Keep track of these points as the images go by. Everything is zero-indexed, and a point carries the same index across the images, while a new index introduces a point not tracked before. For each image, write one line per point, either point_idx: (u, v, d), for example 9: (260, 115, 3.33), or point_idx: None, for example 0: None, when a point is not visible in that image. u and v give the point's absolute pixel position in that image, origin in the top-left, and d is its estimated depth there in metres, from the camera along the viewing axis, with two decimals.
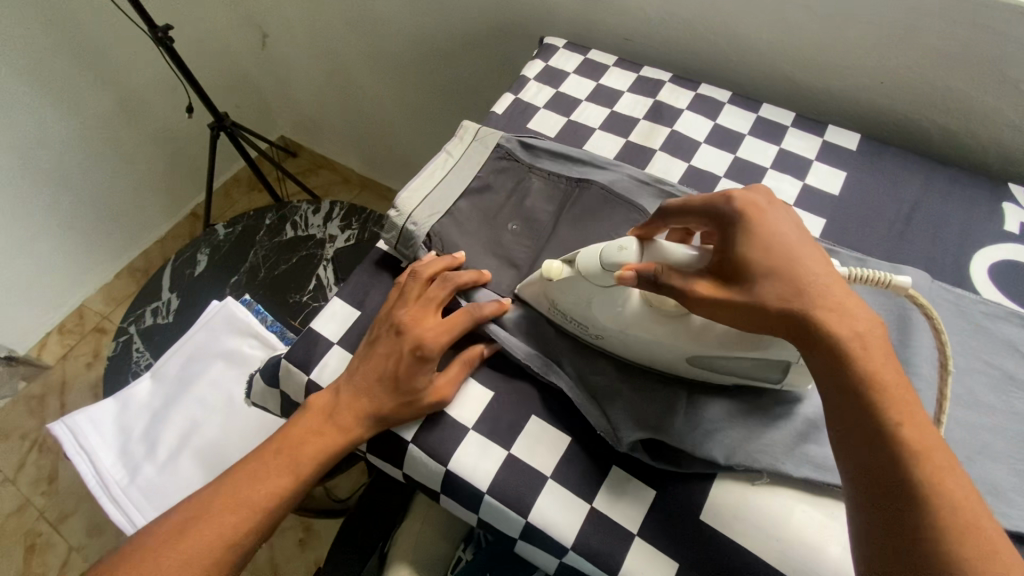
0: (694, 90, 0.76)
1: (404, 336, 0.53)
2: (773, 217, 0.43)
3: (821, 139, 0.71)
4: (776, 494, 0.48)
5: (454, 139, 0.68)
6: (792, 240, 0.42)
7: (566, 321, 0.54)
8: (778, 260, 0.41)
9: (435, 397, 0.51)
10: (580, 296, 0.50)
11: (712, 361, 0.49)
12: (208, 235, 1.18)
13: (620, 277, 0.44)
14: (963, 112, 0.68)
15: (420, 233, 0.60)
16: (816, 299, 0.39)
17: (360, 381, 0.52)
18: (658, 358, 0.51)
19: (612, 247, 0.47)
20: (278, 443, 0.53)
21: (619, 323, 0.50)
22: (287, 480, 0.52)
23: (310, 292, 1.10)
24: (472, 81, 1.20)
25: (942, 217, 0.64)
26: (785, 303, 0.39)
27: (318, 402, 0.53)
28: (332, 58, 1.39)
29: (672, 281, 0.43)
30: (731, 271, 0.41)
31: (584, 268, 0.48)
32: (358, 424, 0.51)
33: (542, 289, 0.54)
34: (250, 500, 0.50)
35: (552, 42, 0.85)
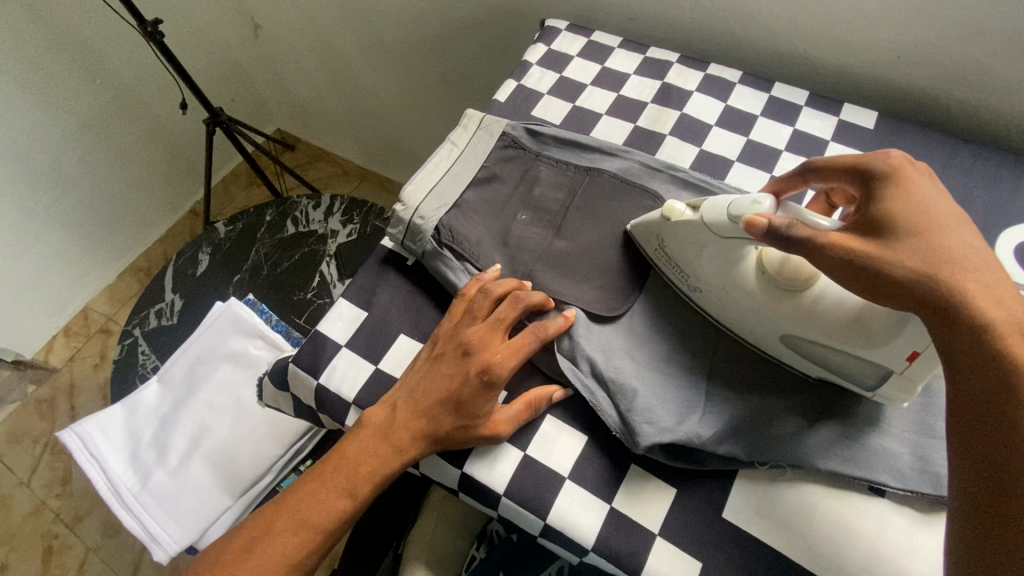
0: (703, 71, 0.74)
1: (472, 358, 0.50)
2: (928, 188, 0.41)
3: (836, 118, 0.68)
4: (801, 489, 0.47)
5: (457, 128, 0.66)
6: (948, 213, 0.40)
7: (667, 265, 0.54)
8: (927, 225, 0.39)
9: (491, 428, 0.49)
10: (694, 244, 0.51)
11: (803, 346, 0.48)
12: (209, 234, 1.16)
13: (749, 221, 0.44)
14: (985, 85, 0.66)
15: (428, 226, 0.58)
16: (969, 276, 0.37)
17: (421, 400, 0.49)
18: (756, 332, 0.50)
19: (745, 198, 0.46)
20: (332, 461, 0.50)
21: (724, 279, 0.50)
22: (343, 502, 0.49)
23: (314, 288, 1.08)
24: (471, 67, 1.17)
25: (965, 197, 0.61)
26: (930, 269, 0.37)
27: (373, 420, 0.50)
28: (328, 47, 1.35)
29: (799, 233, 0.42)
30: (875, 230, 0.40)
31: (709, 218, 0.48)
32: (415, 446, 0.49)
33: (656, 230, 0.54)
34: (310, 522, 0.48)
35: (554, 24, 0.82)
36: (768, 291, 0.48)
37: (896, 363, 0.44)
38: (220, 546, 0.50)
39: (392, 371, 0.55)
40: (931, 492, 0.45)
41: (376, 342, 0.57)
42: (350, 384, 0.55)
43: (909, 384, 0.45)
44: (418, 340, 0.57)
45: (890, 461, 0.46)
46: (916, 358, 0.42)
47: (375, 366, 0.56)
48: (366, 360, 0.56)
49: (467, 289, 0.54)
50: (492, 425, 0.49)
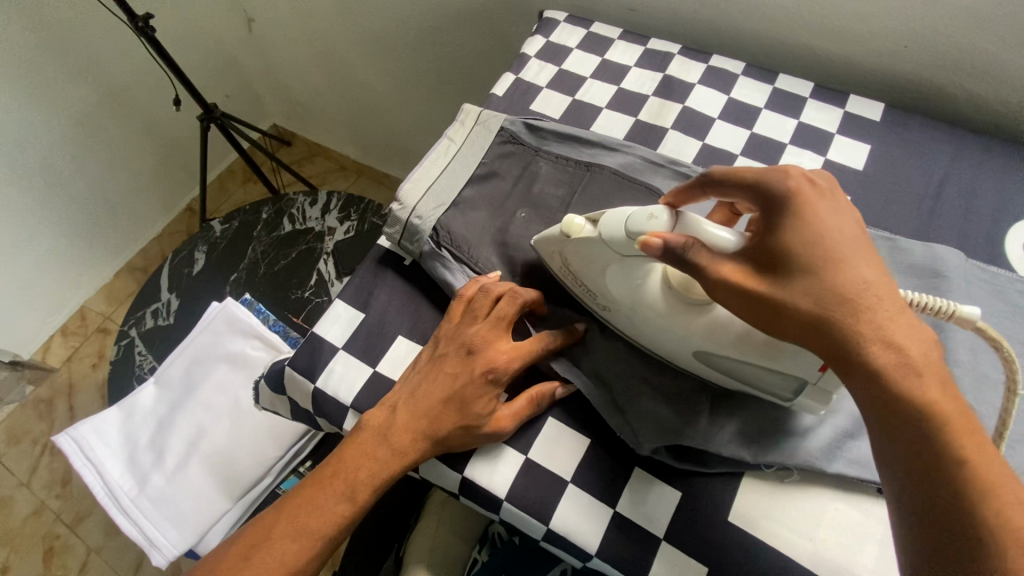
0: (705, 62, 0.72)
1: (475, 357, 0.49)
2: (823, 209, 0.39)
3: (843, 111, 0.67)
4: (808, 491, 0.47)
5: (455, 124, 0.65)
6: (846, 238, 0.38)
7: (575, 284, 0.52)
8: (822, 258, 0.37)
9: (494, 425, 0.48)
10: (596, 261, 0.49)
11: (719, 363, 0.46)
12: (205, 232, 1.15)
13: (643, 244, 0.42)
14: (994, 76, 0.64)
15: (425, 226, 0.57)
16: (864, 313, 0.35)
17: (421, 400, 0.48)
18: (666, 347, 0.48)
19: (642, 213, 0.44)
20: (331, 465, 0.49)
21: (632, 297, 0.47)
22: (344, 507, 0.48)
23: (311, 287, 1.07)
24: (468, 61, 1.15)
25: (973, 190, 0.60)
26: (825, 309, 0.36)
27: (373, 420, 0.49)
28: (323, 40, 1.33)
29: (697, 261, 0.40)
30: (770, 263, 0.38)
31: (606, 233, 0.46)
32: (415, 447, 0.48)
33: (559, 249, 0.51)
34: (311, 529, 0.47)
35: (553, 15, 0.80)
36: (672, 306, 0.46)
37: (810, 375, 0.42)
38: (218, 559, 0.48)
39: (390, 373, 0.54)
40: None
41: (373, 344, 0.56)
42: (347, 387, 0.54)
43: (823, 394, 0.43)
44: (416, 342, 0.56)
45: None
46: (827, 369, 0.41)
47: (372, 369, 0.55)
48: (363, 362, 0.55)
49: (466, 289, 0.53)
50: (495, 424, 0.48)
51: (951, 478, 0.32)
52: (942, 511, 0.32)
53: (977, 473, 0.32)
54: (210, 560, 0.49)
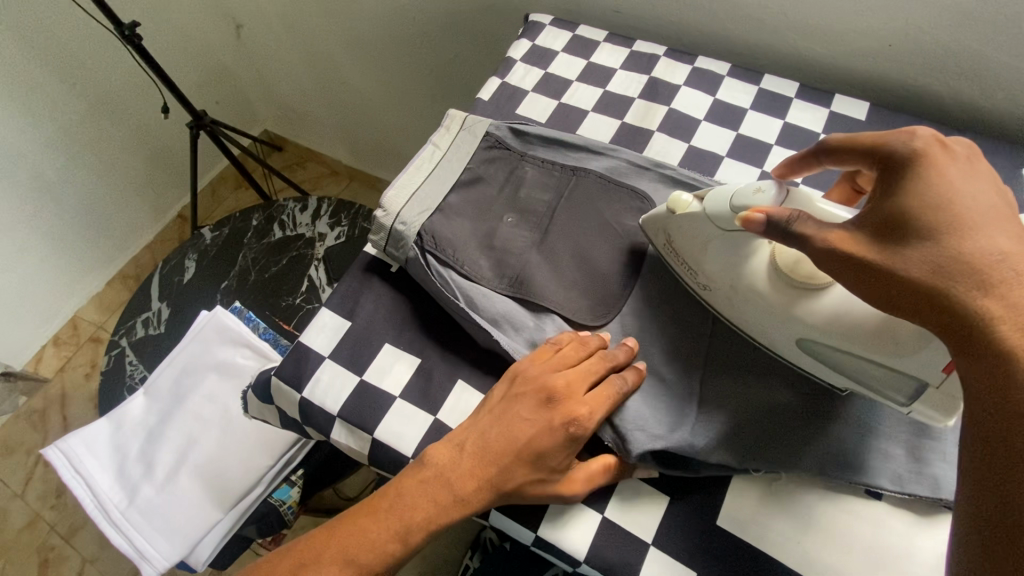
0: (690, 64, 0.72)
1: (557, 406, 0.46)
2: (954, 173, 0.37)
3: (828, 110, 0.67)
4: (796, 494, 0.46)
5: (440, 130, 0.64)
6: (979, 206, 0.36)
7: (677, 264, 0.53)
8: (948, 222, 0.36)
9: (565, 486, 0.46)
10: (698, 239, 0.50)
11: (824, 353, 0.45)
12: (195, 240, 1.15)
13: (740, 219, 0.43)
14: (977, 73, 0.64)
15: (410, 232, 0.57)
16: (989, 279, 0.33)
17: (495, 446, 0.46)
18: (768, 335, 0.48)
19: (748, 189, 0.46)
20: (387, 496, 0.46)
21: (733, 279, 0.48)
22: (395, 544, 0.45)
23: (303, 293, 1.07)
24: (457, 64, 1.15)
25: None
26: (940, 275, 0.34)
27: (439, 459, 0.46)
28: (312, 45, 1.33)
29: (802, 229, 0.40)
30: (886, 227, 0.37)
31: (711, 210, 0.48)
32: (479, 495, 0.45)
33: (663, 227, 0.53)
34: (357, 561, 0.45)
35: (538, 18, 0.80)
36: (780, 291, 0.46)
37: (932, 376, 0.39)
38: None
39: (377, 382, 0.54)
40: (927, 494, 0.44)
41: (360, 352, 0.55)
42: (334, 397, 0.53)
43: (949, 404, 0.40)
44: (403, 349, 0.56)
45: (886, 464, 0.45)
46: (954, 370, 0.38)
47: (359, 377, 0.54)
48: (350, 371, 0.54)
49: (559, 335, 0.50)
50: (567, 486, 0.46)
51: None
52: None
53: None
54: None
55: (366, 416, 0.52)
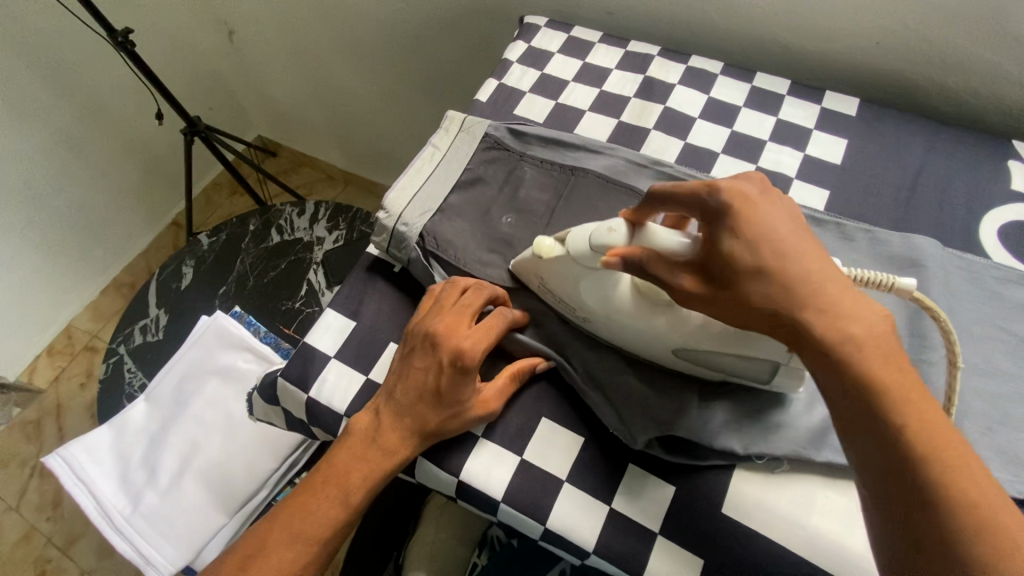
0: (684, 63, 0.73)
1: (440, 347, 0.48)
2: (761, 209, 0.39)
3: (819, 107, 0.68)
4: (799, 481, 0.47)
5: (439, 131, 0.65)
6: (787, 231, 0.39)
7: (553, 299, 0.53)
8: (766, 250, 0.38)
9: (480, 407, 0.49)
10: (569, 277, 0.50)
11: (702, 357, 0.48)
12: (192, 246, 1.15)
13: (603, 262, 0.44)
14: (962, 68, 0.66)
15: (412, 233, 0.57)
16: (806, 298, 0.37)
17: (400, 400, 0.48)
18: (650, 349, 0.50)
19: (602, 228, 0.47)
20: (321, 471, 0.49)
21: (608, 308, 0.49)
22: (340, 508, 0.48)
23: (301, 297, 1.07)
24: (451, 67, 1.16)
25: (948, 180, 0.62)
26: (771, 299, 0.37)
27: (358, 425, 0.49)
28: (305, 50, 1.33)
29: (655, 271, 0.41)
30: (717, 261, 0.40)
31: (574, 250, 0.48)
32: (404, 444, 0.48)
33: (534, 268, 0.53)
34: (304, 534, 0.48)
35: (533, 20, 0.81)
36: (645, 311, 0.48)
37: (781, 357, 0.45)
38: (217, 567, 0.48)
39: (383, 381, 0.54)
40: None
41: (365, 352, 0.56)
42: (340, 396, 0.54)
43: (799, 373, 0.46)
44: None
45: None
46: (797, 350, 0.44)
47: (365, 376, 0.55)
48: (356, 370, 0.55)
49: (433, 287, 0.54)
50: (480, 410, 0.49)
51: (896, 452, 0.33)
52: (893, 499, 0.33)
53: (924, 440, 0.33)
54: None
55: None
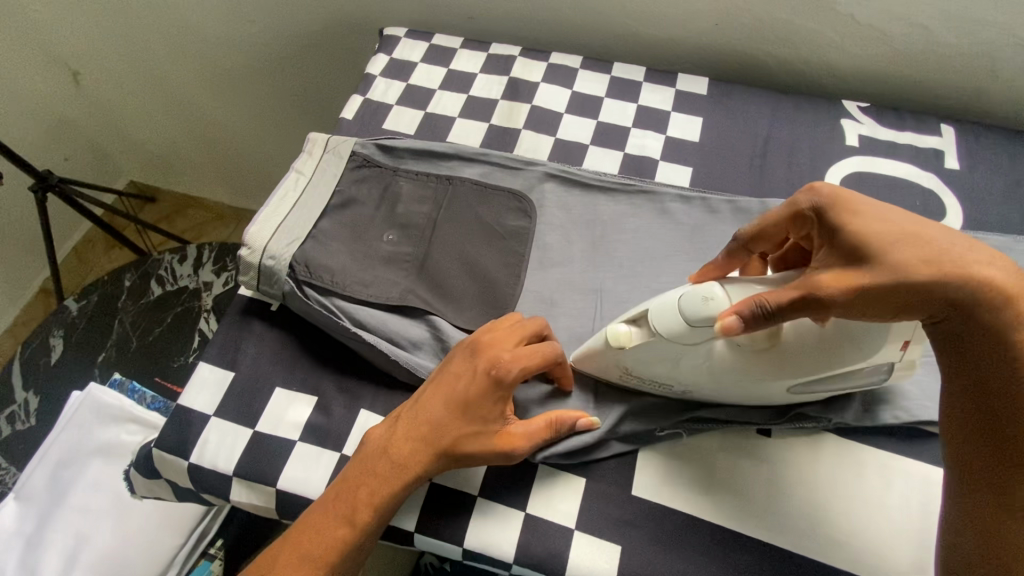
0: (546, 61, 0.74)
1: (481, 354, 0.45)
2: (880, 202, 0.40)
3: (674, 89, 0.72)
4: (698, 450, 0.50)
5: (302, 156, 0.62)
6: (908, 218, 0.38)
7: (640, 382, 0.49)
8: (905, 234, 0.37)
9: (502, 439, 0.45)
10: (660, 359, 0.46)
11: (809, 387, 0.46)
12: (59, 314, 1.03)
13: (721, 329, 0.40)
14: (790, 40, 0.72)
15: (281, 265, 0.54)
16: (973, 273, 0.36)
17: (424, 406, 0.45)
18: (754, 394, 0.47)
19: (693, 293, 0.42)
20: (339, 483, 0.44)
21: (708, 372, 0.45)
22: (345, 529, 0.42)
23: (195, 350, 0.99)
24: (328, 85, 1.13)
25: (793, 143, 0.67)
26: (938, 274, 0.36)
27: (373, 438, 0.45)
28: (166, 83, 1.24)
29: (783, 314, 0.38)
30: (853, 258, 0.38)
31: (662, 330, 0.43)
32: (417, 462, 0.44)
33: (605, 359, 0.48)
34: (312, 554, 0.42)
35: (393, 32, 0.79)
36: (758, 362, 0.43)
37: (892, 355, 0.43)
38: None
39: (272, 430, 0.50)
40: (807, 421, 0.49)
41: (248, 402, 0.52)
42: (226, 456, 0.49)
43: (908, 364, 0.46)
44: (297, 390, 0.53)
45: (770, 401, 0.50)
46: (909, 344, 0.42)
47: (251, 429, 0.50)
48: (241, 425, 0.51)
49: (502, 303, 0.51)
50: (502, 441, 0.44)
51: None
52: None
53: None
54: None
55: (265, 469, 0.49)
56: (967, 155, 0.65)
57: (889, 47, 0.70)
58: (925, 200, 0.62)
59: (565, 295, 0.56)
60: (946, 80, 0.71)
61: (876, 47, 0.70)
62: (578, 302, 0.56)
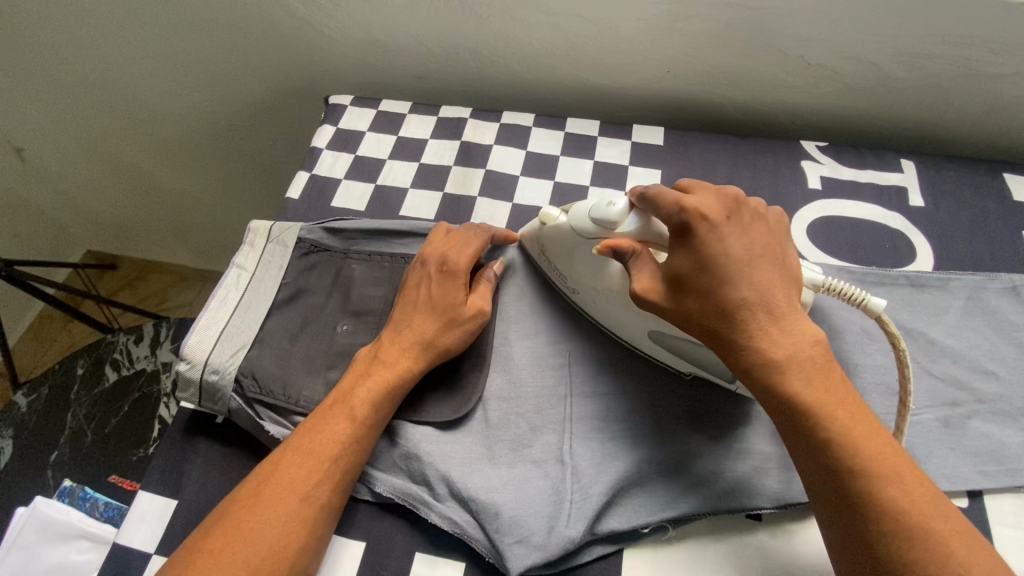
0: (497, 121, 0.72)
1: (427, 262, 0.53)
2: (727, 233, 0.43)
3: (630, 141, 0.70)
4: (685, 545, 0.46)
5: (243, 248, 0.58)
6: (739, 253, 0.42)
7: (551, 270, 0.56)
8: (717, 275, 0.41)
9: (474, 308, 0.51)
10: (566, 248, 0.52)
11: (670, 341, 0.49)
12: (6, 412, 0.96)
13: (597, 251, 0.47)
14: (744, 83, 0.71)
15: (226, 380, 0.50)
16: (744, 325, 0.41)
17: (397, 317, 0.51)
18: (626, 330, 0.51)
19: (602, 201, 0.49)
20: (333, 395, 0.48)
21: (594, 284, 0.51)
22: (346, 427, 0.45)
23: (156, 440, 0.92)
24: (282, 148, 1.10)
25: (756, 189, 0.65)
26: (711, 318, 0.42)
27: (362, 355, 0.50)
28: (115, 154, 1.19)
29: (632, 267, 0.46)
30: (677, 284, 0.43)
31: (573, 219, 0.51)
32: (404, 356, 0.49)
33: (536, 238, 0.56)
34: (310, 451, 0.44)
35: (338, 100, 0.77)
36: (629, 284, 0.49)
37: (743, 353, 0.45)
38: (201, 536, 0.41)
39: None
40: (801, 502, 0.46)
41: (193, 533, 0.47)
42: None
43: None
44: None
45: (762, 484, 0.47)
46: None
47: None
48: None
49: (441, 224, 0.59)
50: (474, 308, 0.51)
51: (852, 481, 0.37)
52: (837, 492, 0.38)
53: (866, 462, 0.37)
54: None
55: None
56: (930, 191, 0.64)
57: (843, 84, 0.69)
58: (894, 242, 0.61)
59: (532, 377, 0.52)
60: (900, 112, 0.71)
61: (829, 85, 0.69)
62: (546, 381, 0.52)
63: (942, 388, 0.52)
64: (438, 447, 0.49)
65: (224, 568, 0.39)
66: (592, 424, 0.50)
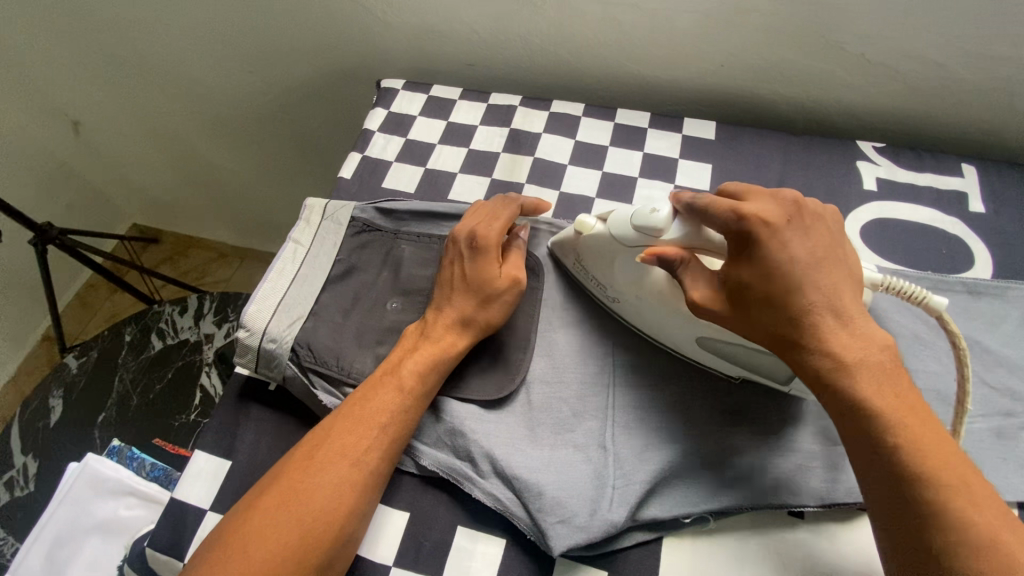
0: (547, 110, 0.73)
1: (459, 240, 0.54)
2: (794, 236, 0.43)
3: (681, 135, 0.69)
4: (724, 538, 0.46)
5: (299, 223, 0.59)
6: (806, 255, 0.42)
7: (587, 278, 0.55)
8: (784, 274, 0.41)
9: (507, 279, 0.52)
10: (608, 256, 0.52)
11: (719, 347, 0.49)
12: (58, 372, 1.01)
13: (642, 260, 0.47)
14: (799, 79, 0.70)
15: (282, 349, 0.51)
16: (807, 326, 0.41)
17: (441, 297, 0.52)
18: (670, 336, 0.51)
19: (643, 208, 0.49)
20: (387, 367, 0.49)
21: (640, 288, 0.51)
22: (397, 397, 0.47)
23: (197, 407, 0.96)
24: (327, 130, 1.12)
25: (809, 188, 0.64)
26: (772, 318, 0.42)
27: (413, 331, 0.51)
28: (166, 130, 1.23)
29: (683, 277, 0.46)
30: (736, 285, 0.43)
31: (614, 227, 0.51)
32: (454, 333, 0.50)
33: (571, 246, 0.55)
34: (364, 419, 0.46)
35: (390, 84, 0.78)
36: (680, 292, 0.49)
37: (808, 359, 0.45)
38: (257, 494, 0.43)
39: None
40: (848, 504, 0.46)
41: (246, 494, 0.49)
42: None
43: None
44: None
45: (807, 482, 0.46)
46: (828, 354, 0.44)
47: None
48: None
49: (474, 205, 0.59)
50: (508, 279, 0.52)
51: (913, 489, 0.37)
52: (893, 497, 0.37)
53: (930, 471, 0.37)
54: (208, 557, 0.40)
55: None
56: (992, 197, 0.63)
57: (903, 84, 0.67)
58: (951, 248, 0.60)
59: (576, 363, 0.53)
60: (964, 115, 0.69)
61: (889, 84, 0.68)
62: (590, 369, 0.53)
63: (997, 398, 0.50)
64: (483, 426, 0.49)
65: (280, 526, 0.41)
66: (637, 413, 0.50)
